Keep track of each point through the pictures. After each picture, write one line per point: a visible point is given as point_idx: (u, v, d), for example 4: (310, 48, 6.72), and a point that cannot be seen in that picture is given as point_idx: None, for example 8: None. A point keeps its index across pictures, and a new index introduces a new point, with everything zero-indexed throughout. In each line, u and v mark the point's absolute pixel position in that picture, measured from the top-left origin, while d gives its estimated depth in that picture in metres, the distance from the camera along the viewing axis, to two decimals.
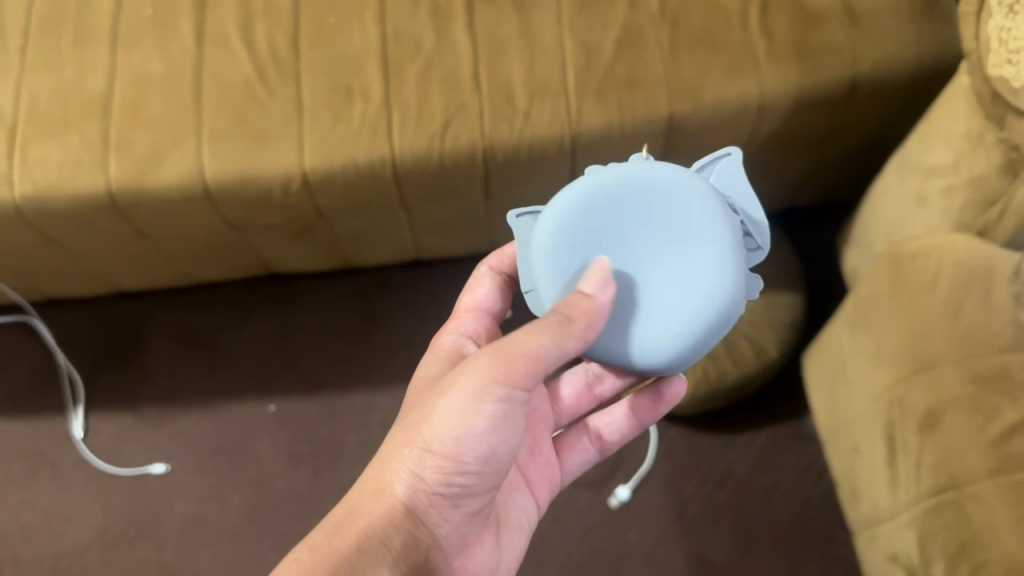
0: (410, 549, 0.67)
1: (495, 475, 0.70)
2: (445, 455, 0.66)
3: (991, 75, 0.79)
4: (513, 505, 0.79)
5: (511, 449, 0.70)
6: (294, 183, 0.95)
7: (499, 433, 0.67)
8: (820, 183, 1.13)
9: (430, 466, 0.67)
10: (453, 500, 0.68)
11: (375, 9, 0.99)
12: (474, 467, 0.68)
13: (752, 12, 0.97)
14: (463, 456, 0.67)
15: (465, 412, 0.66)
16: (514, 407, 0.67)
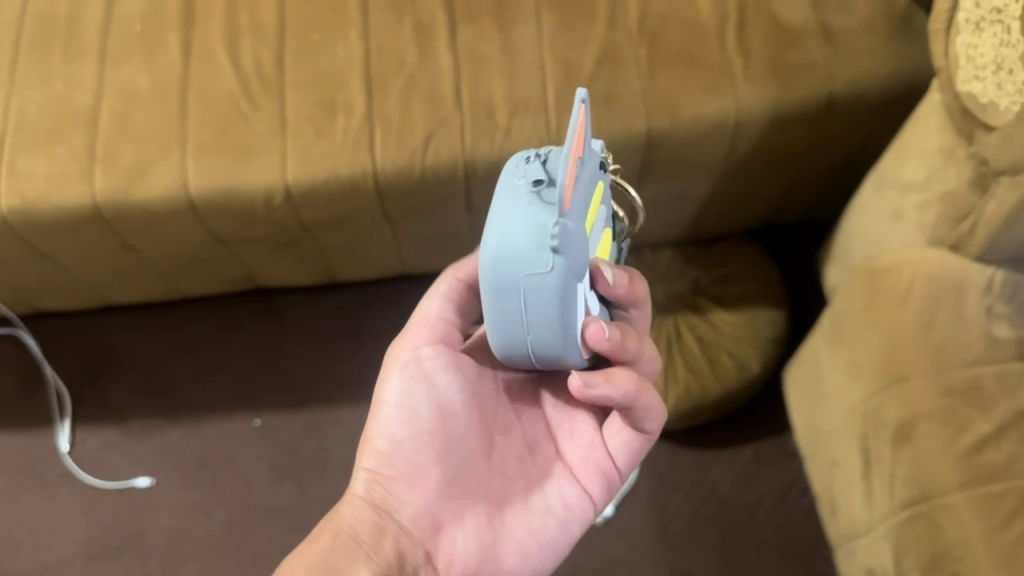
0: (377, 535, 0.66)
1: (438, 439, 0.68)
2: (378, 433, 0.69)
3: (960, 91, 0.80)
4: (544, 494, 0.70)
5: (443, 408, 0.68)
6: (277, 196, 0.96)
7: (418, 395, 0.69)
8: (800, 200, 1.14)
9: (371, 447, 0.69)
10: (404, 476, 0.68)
11: (359, 25, 1.01)
12: (402, 433, 0.68)
13: (729, 31, 0.99)
14: (388, 425, 0.69)
15: (383, 387, 0.70)
16: (427, 366, 0.69)
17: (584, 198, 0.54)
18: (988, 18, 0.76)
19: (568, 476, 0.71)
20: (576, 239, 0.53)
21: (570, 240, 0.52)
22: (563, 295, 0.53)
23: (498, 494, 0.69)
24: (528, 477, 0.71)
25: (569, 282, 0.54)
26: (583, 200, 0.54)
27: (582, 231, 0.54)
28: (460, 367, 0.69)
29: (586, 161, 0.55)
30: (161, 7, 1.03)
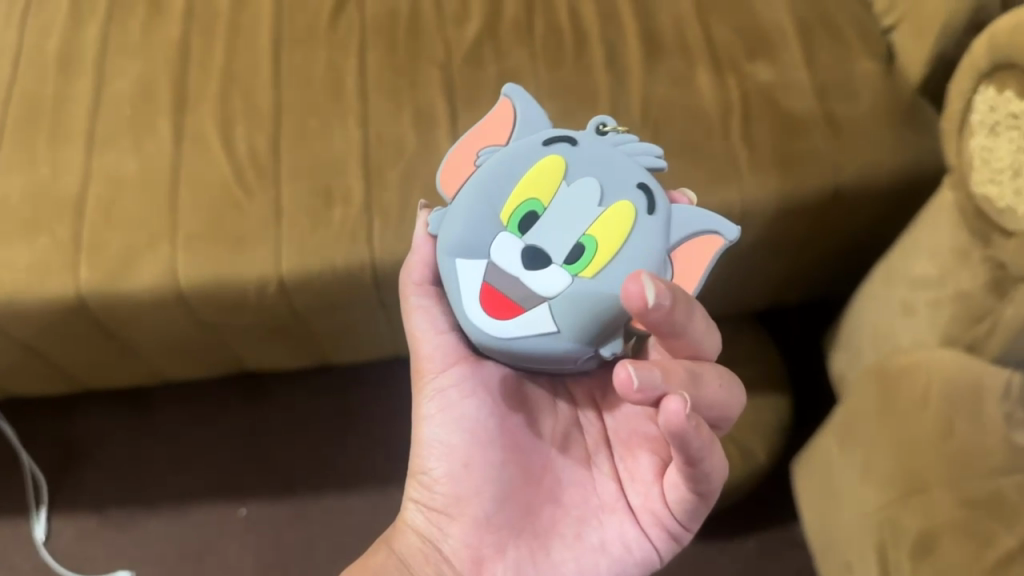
0: (427, 563, 0.74)
1: (466, 470, 0.72)
2: (419, 469, 0.75)
3: (976, 192, 0.79)
4: (596, 531, 0.71)
5: (470, 443, 0.72)
6: (270, 287, 0.93)
7: (447, 426, 0.73)
8: (804, 286, 1.12)
9: (417, 481, 0.76)
10: (444, 508, 0.74)
11: (358, 111, 0.99)
12: (436, 466, 0.74)
13: (734, 120, 0.97)
14: (426, 462, 0.74)
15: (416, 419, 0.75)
16: (451, 395, 0.73)
17: (492, 175, 0.68)
18: (1004, 123, 0.74)
19: (625, 518, 0.71)
20: (452, 217, 0.68)
21: (448, 217, 0.69)
22: (442, 268, 0.69)
23: (538, 527, 0.72)
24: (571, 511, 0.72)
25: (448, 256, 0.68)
26: (487, 178, 0.68)
27: (474, 205, 0.68)
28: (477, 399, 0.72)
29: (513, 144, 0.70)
30: (151, 89, 1.00)
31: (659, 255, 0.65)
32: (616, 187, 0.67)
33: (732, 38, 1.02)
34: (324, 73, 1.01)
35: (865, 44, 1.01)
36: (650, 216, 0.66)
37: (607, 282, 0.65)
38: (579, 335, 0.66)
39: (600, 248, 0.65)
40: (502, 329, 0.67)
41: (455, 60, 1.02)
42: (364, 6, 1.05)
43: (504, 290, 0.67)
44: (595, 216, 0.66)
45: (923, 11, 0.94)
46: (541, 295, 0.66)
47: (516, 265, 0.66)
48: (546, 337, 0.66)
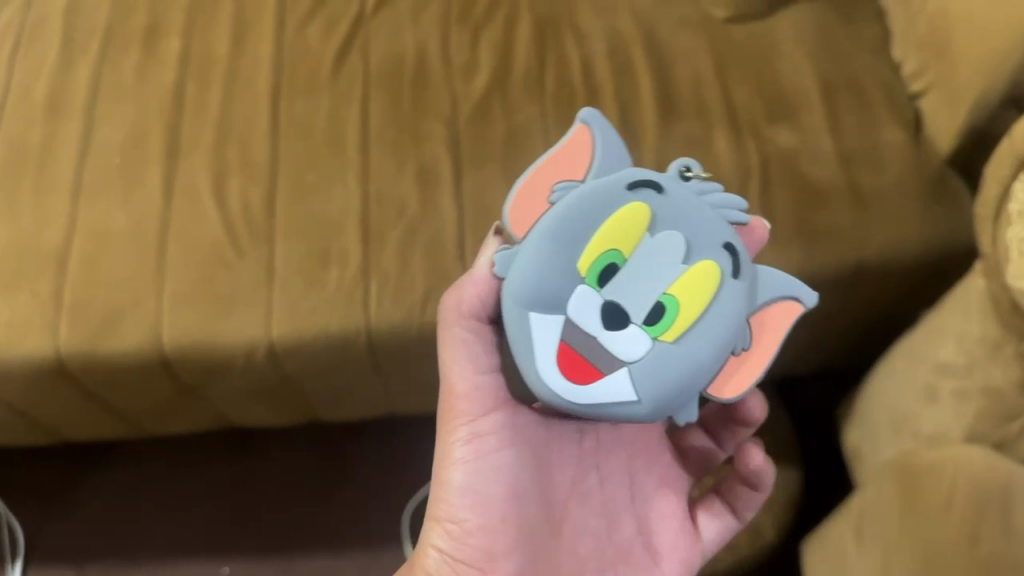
0: None
1: (505, 522, 0.71)
2: (445, 516, 0.72)
3: (1014, 285, 0.73)
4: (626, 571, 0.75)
5: (508, 494, 0.71)
6: (259, 351, 0.88)
7: (486, 475, 0.70)
8: (820, 358, 1.07)
9: (438, 527, 0.72)
10: (476, 560, 0.71)
11: (358, 166, 0.94)
12: (469, 515, 0.71)
13: (754, 187, 0.92)
14: (455, 509, 0.71)
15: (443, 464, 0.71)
16: (490, 442, 0.70)
17: (573, 218, 0.59)
18: None
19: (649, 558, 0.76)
20: (526, 261, 0.59)
21: (517, 262, 0.60)
22: (510, 322, 0.59)
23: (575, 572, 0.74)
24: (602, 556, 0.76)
25: (522, 308, 0.59)
26: (566, 221, 0.59)
27: (551, 253, 0.59)
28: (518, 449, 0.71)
29: (591, 182, 0.61)
30: (142, 136, 0.95)
31: (741, 326, 0.61)
32: (701, 242, 0.60)
33: (752, 101, 0.97)
34: (324, 124, 0.96)
35: (892, 110, 0.96)
36: (734, 279, 0.61)
37: (688, 353, 0.59)
38: (655, 407, 0.59)
39: (685, 311, 0.59)
40: (579, 396, 0.59)
41: (462, 117, 0.98)
42: (369, 54, 1.01)
43: (584, 351, 0.59)
44: (681, 273, 0.60)
45: (955, 81, 0.88)
46: (621, 360, 0.59)
47: (596, 324, 0.59)
48: (625, 406, 0.59)
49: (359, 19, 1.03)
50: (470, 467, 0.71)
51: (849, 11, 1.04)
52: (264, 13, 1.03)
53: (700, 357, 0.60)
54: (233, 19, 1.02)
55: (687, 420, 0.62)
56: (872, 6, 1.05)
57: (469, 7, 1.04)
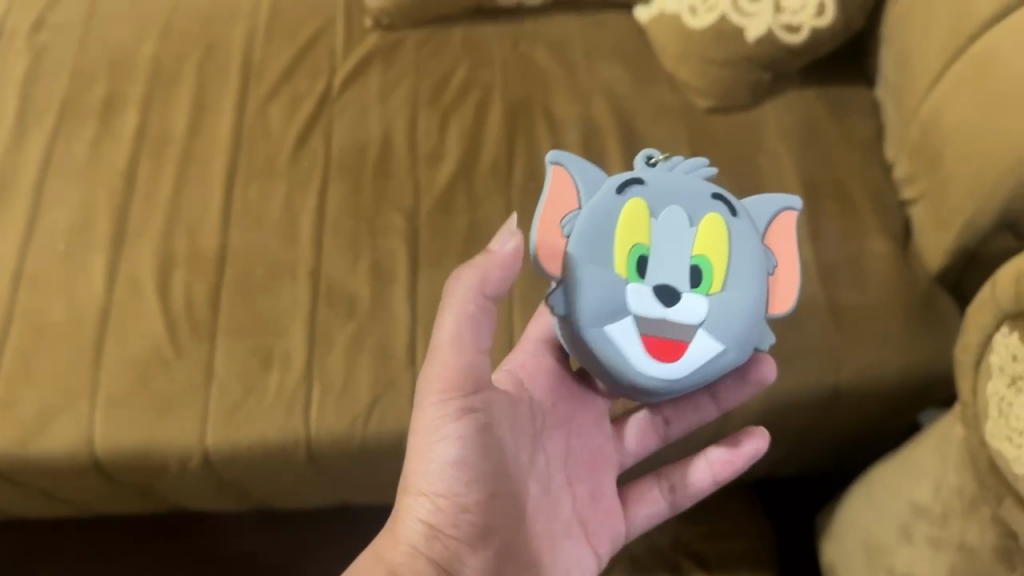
0: None
1: (495, 491, 0.63)
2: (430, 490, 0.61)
3: (991, 444, 0.67)
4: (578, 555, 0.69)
5: (497, 463, 0.63)
6: (195, 457, 0.84)
7: (477, 439, 0.61)
8: (801, 463, 1.01)
9: (421, 497, 0.61)
10: (467, 534, 0.62)
11: (309, 260, 0.89)
12: (463, 485, 0.61)
13: None
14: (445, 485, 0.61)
15: (431, 427, 0.60)
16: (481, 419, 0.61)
17: (591, 235, 0.60)
18: None
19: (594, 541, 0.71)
20: (568, 284, 0.60)
21: (566, 292, 0.60)
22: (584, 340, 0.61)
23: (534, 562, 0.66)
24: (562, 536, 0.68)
25: (591, 324, 0.60)
26: (588, 240, 0.60)
27: (592, 270, 0.60)
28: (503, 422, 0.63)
29: (587, 204, 0.61)
30: (90, 221, 0.91)
31: (761, 248, 0.64)
32: (694, 203, 0.63)
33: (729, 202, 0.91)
34: (277, 213, 0.91)
35: (881, 218, 0.90)
36: (736, 216, 0.64)
37: (736, 295, 0.62)
38: (738, 350, 0.63)
39: (716, 266, 0.62)
40: (675, 372, 0.62)
41: (424, 207, 0.92)
42: (331, 136, 0.96)
43: (665, 331, 0.61)
44: (696, 237, 0.62)
45: (945, 202, 0.81)
46: (693, 328, 0.62)
47: (660, 310, 0.61)
48: (714, 363, 0.62)
49: (324, 98, 0.99)
50: (464, 430, 0.60)
51: (840, 105, 0.98)
52: (226, 90, 0.99)
53: (750, 296, 0.63)
54: (194, 95, 0.99)
55: (768, 345, 0.65)
56: (866, 100, 0.99)
57: (440, 89, 1.00)
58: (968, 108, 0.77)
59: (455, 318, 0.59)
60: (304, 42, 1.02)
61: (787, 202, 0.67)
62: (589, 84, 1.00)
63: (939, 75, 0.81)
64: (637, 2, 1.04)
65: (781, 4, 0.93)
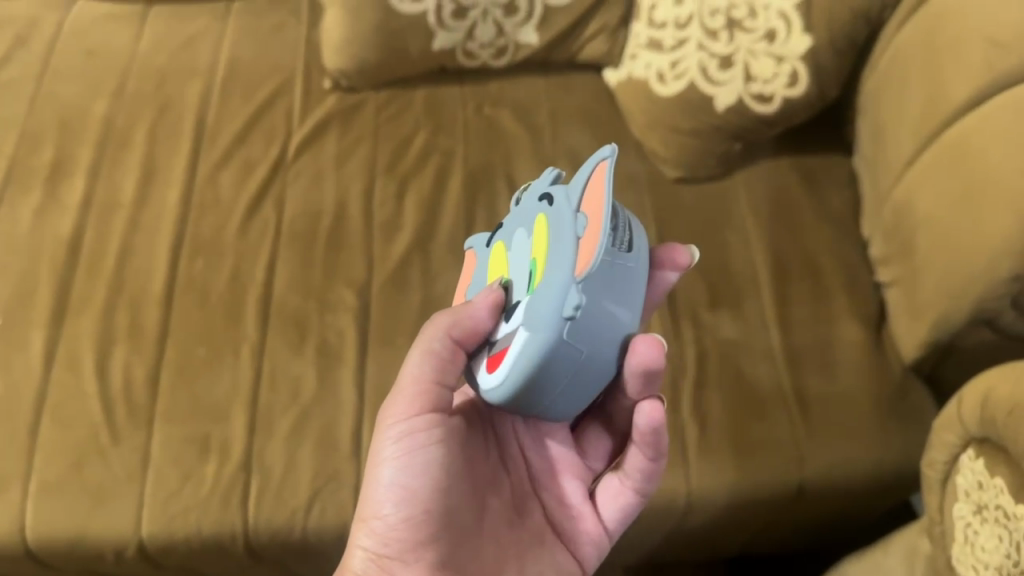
0: None
1: (441, 520, 0.60)
2: (370, 513, 0.59)
3: (958, 569, 0.61)
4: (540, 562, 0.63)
5: (441, 492, 0.60)
6: (130, 550, 0.78)
7: (421, 466, 0.59)
8: (778, 549, 0.95)
9: (365, 525, 0.60)
10: (405, 560, 0.59)
11: (253, 338, 0.84)
12: (404, 512, 0.59)
13: (685, 387, 0.80)
14: (380, 508, 0.59)
15: (378, 457, 0.60)
16: (422, 438, 0.59)
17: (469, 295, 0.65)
18: (991, 510, 0.57)
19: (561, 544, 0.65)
20: None
21: None
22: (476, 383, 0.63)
23: None
24: (523, 548, 0.63)
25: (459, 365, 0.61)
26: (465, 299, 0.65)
27: None
28: (450, 441, 0.60)
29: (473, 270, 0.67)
30: (30, 294, 0.87)
31: (573, 219, 0.54)
32: (529, 215, 0.59)
33: (694, 281, 0.86)
34: (223, 288, 0.87)
35: (855, 300, 0.85)
36: (556, 205, 0.56)
37: (545, 279, 0.53)
38: (556, 326, 0.51)
39: (535, 260, 0.56)
40: (496, 376, 0.55)
41: (376, 283, 0.88)
42: (283, 205, 0.92)
43: (499, 342, 0.56)
44: (531, 246, 0.58)
45: (917, 292, 0.76)
46: (516, 327, 0.55)
47: (503, 325, 0.57)
48: (532, 351, 0.52)
49: (278, 163, 0.95)
50: (408, 457, 0.59)
51: (816, 175, 0.94)
52: (178, 154, 0.96)
53: (560, 269, 0.52)
54: (145, 160, 0.95)
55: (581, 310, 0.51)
56: (843, 170, 0.94)
57: (399, 155, 0.96)
58: (942, 195, 0.72)
59: (419, 354, 0.58)
60: (259, 103, 0.99)
61: (604, 156, 0.54)
62: (554, 151, 0.97)
63: (912, 160, 0.77)
64: (605, 64, 1.01)
65: (751, 72, 0.89)
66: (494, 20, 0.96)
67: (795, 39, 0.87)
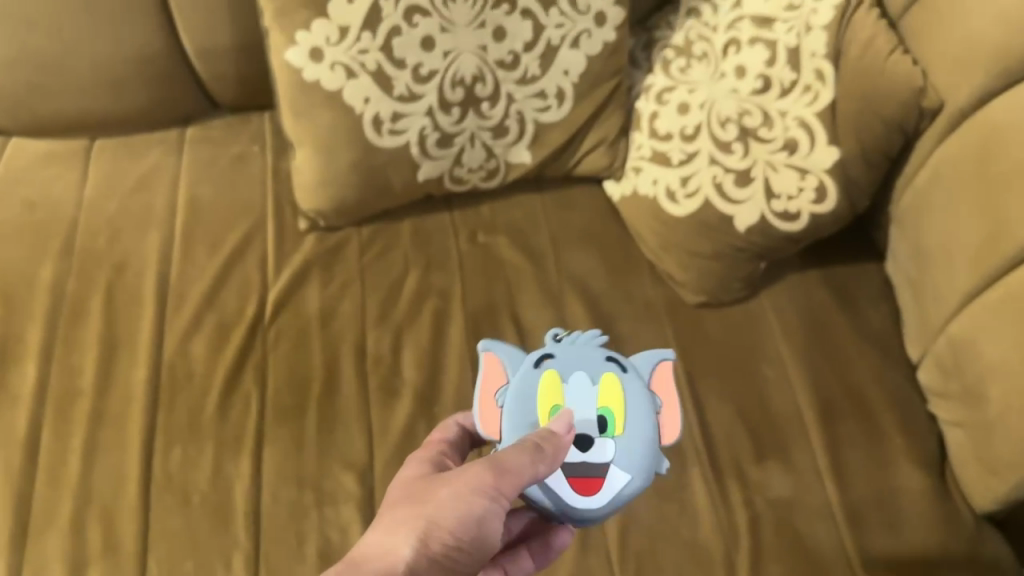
0: None
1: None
2: (438, 531, 0.51)
3: None
4: None
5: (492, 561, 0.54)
6: None
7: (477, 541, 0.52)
8: None
9: (425, 538, 0.51)
10: None
11: (247, 545, 0.74)
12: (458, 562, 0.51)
13: (742, 562, 0.72)
14: (453, 535, 0.51)
15: (452, 503, 0.51)
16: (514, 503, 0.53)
17: (513, 408, 0.57)
18: None
19: None
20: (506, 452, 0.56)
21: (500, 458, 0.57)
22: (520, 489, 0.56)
23: None
24: None
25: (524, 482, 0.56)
26: (511, 412, 0.57)
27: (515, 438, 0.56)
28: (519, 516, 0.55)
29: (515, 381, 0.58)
30: None
31: (653, 394, 0.59)
32: (595, 362, 0.58)
33: (735, 429, 0.78)
34: (206, 484, 0.76)
35: (910, 441, 0.78)
36: (629, 371, 0.58)
37: (636, 439, 0.57)
38: (652, 477, 0.57)
39: (611, 410, 0.57)
40: (594, 508, 0.56)
41: (379, 463, 0.78)
42: (265, 375, 0.82)
43: (585, 470, 0.56)
44: (597, 392, 0.57)
45: (993, 443, 0.68)
46: (606, 465, 0.56)
47: (578, 453, 0.56)
48: (629, 492, 0.56)
49: (254, 325, 0.85)
50: (474, 526, 0.51)
51: (847, 292, 0.86)
52: (140, 323, 0.84)
53: (653, 428, 0.57)
54: (103, 333, 0.84)
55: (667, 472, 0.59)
56: (874, 282, 0.87)
57: (389, 303, 0.86)
58: (1012, 344, 0.65)
59: (541, 441, 0.53)
60: (227, 255, 0.88)
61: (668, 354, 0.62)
62: (559, 282, 0.88)
63: (970, 298, 0.70)
64: (605, 176, 0.93)
65: (772, 187, 0.81)
66: (483, 143, 0.86)
67: (819, 152, 0.79)
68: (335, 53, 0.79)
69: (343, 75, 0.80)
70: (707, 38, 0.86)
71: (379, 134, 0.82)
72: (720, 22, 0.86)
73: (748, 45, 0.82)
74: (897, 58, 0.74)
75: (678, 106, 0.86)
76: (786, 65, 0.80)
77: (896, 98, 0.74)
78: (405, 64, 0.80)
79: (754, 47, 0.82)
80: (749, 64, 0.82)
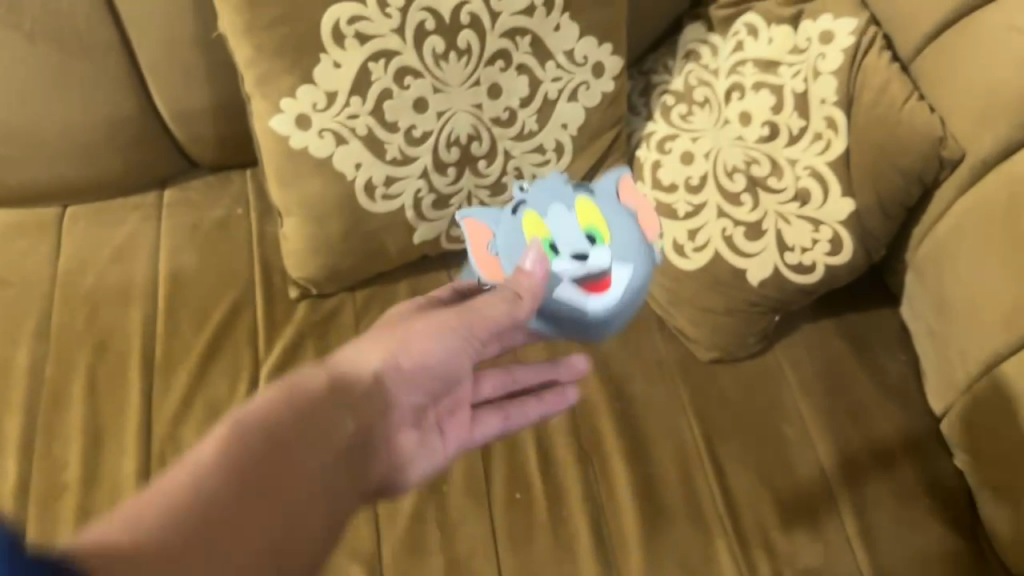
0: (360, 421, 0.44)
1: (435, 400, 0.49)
2: (409, 343, 0.48)
3: None
4: (444, 433, 0.51)
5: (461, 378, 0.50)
6: None
7: (448, 367, 0.49)
8: None
9: (393, 356, 0.47)
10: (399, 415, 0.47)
11: None
12: (422, 383, 0.48)
13: None
14: (426, 356, 0.48)
15: (428, 335, 0.49)
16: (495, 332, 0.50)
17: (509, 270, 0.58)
18: None
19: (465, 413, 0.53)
20: None
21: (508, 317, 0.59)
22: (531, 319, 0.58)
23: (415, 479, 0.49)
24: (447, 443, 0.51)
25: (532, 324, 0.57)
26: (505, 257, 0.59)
27: None
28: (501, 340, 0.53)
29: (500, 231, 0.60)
30: None
31: (633, 215, 0.61)
32: (565, 193, 0.59)
33: (758, 494, 0.75)
34: None
35: (940, 500, 0.75)
36: (598, 194, 0.61)
37: (625, 236, 0.59)
38: (650, 270, 0.60)
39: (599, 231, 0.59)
40: (601, 305, 0.59)
41: (386, 553, 0.71)
42: None
43: (595, 263, 0.57)
44: (577, 215, 0.59)
45: None
46: (607, 265, 0.58)
47: (579, 265, 0.57)
48: (636, 287, 0.60)
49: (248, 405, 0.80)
50: (452, 349, 0.49)
51: (864, 341, 0.84)
52: (127, 409, 0.79)
53: (638, 233, 0.60)
54: (87, 422, 0.78)
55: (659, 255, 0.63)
56: (890, 329, 0.85)
57: None
58: None
59: (520, 284, 0.51)
60: (213, 330, 0.84)
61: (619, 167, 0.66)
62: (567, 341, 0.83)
63: (1001, 355, 0.69)
64: None
65: (784, 241, 0.78)
66: (480, 200, 0.82)
67: (835, 203, 0.76)
68: (323, 120, 0.74)
69: (333, 142, 0.75)
70: (708, 83, 0.83)
71: (373, 199, 0.78)
72: (721, 66, 0.83)
73: (752, 90, 0.80)
74: (913, 105, 0.72)
75: (682, 155, 0.82)
76: (794, 112, 0.78)
77: (916, 149, 0.71)
78: (397, 127, 0.76)
79: (758, 92, 0.79)
80: (754, 110, 0.79)
